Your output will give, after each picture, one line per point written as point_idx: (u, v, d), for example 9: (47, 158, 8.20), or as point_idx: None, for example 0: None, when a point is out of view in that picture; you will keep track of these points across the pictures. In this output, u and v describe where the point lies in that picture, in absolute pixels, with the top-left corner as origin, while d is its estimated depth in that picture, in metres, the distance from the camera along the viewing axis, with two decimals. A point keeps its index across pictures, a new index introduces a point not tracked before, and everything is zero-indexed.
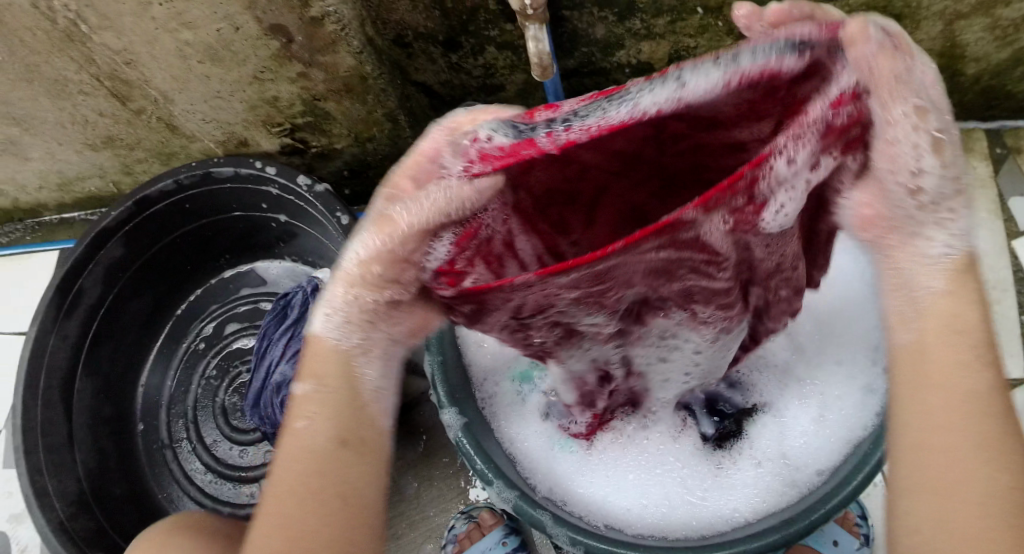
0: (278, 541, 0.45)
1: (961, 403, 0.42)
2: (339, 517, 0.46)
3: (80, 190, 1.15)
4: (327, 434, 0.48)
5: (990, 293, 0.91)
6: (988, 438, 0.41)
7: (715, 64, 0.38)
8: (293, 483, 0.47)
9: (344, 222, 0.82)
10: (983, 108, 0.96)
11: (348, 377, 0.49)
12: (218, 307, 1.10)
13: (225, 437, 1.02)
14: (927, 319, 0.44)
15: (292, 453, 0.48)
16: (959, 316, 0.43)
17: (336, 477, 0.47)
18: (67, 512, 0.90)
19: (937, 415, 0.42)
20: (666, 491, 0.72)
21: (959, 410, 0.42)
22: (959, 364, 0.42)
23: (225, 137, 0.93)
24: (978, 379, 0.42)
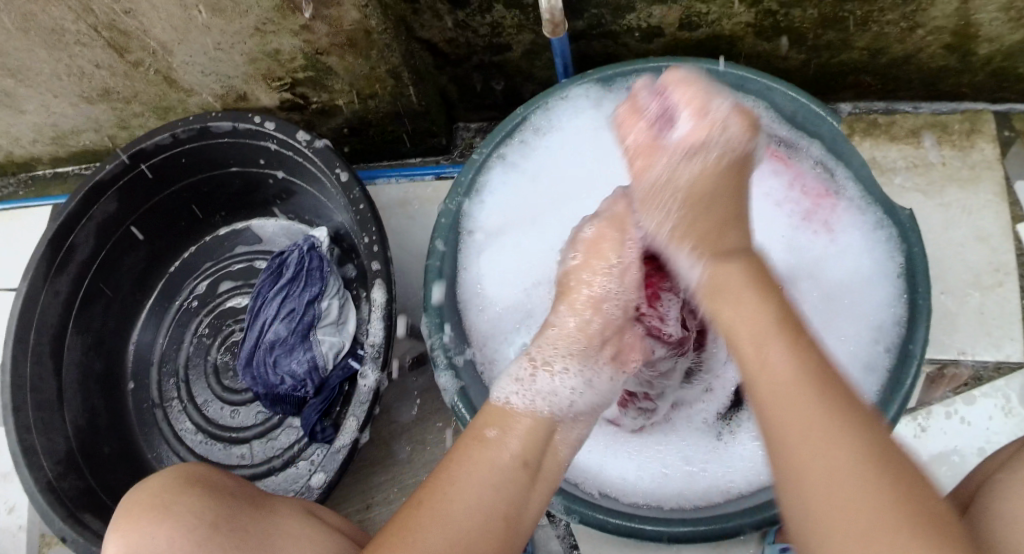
0: (434, 519, 0.49)
1: (780, 396, 0.46)
2: (504, 529, 0.51)
3: (74, 143, 1.13)
4: (516, 453, 0.54)
5: (994, 276, 0.91)
6: (823, 415, 0.43)
7: (629, 139, 0.67)
8: (468, 480, 0.52)
9: (343, 178, 0.79)
10: (993, 89, 0.95)
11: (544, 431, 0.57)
12: (211, 264, 1.08)
13: (216, 397, 1.01)
14: (747, 331, 0.51)
15: (476, 456, 0.54)
16: (757, 334, 0.50)
17: (511, 496, 0.52)
18: (55, 470, 0.89)
19: (781, 423, 0.45)
20: (664, 462, 0.74)
21: (794, 407, 0.45)
22: (765, 352, 0.48)
23: (225, 91, 0.91)
24: (772, 365, 0.47)
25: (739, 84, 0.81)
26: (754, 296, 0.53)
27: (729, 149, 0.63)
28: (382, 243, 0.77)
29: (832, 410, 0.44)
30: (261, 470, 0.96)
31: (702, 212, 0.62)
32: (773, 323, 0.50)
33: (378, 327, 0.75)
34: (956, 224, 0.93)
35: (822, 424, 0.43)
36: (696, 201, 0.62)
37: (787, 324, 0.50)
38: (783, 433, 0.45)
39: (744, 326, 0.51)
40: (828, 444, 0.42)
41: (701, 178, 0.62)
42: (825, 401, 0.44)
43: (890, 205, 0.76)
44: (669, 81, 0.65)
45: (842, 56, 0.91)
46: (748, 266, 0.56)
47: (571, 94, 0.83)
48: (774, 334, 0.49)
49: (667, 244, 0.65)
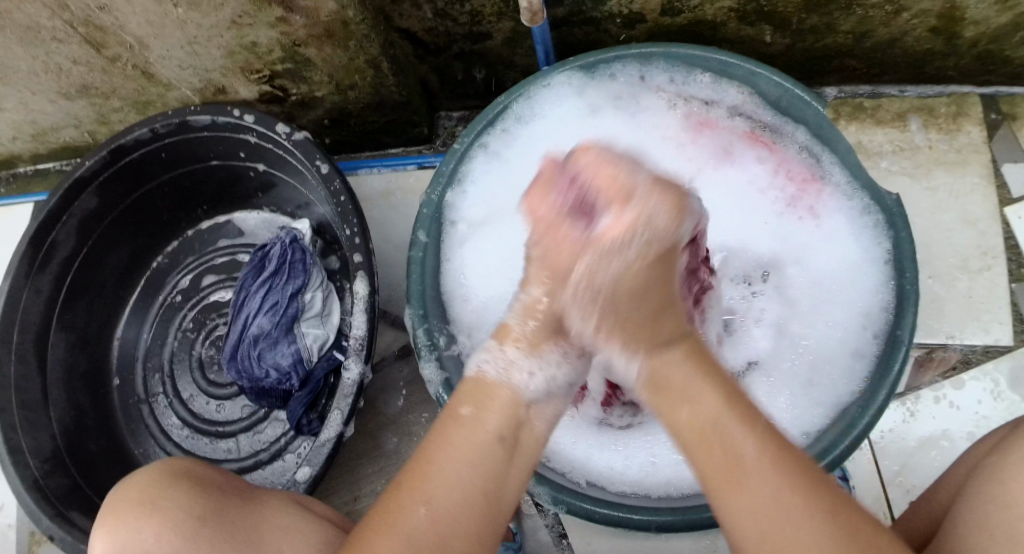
0: (419, 502, 0.49)
1: (748, 484, 0.46)
2: (482, 506, 0.50)
3: (54, 139, 1.12)
4: (493, 430, 0.52)
5: (982, 260, 0.90)
6: (789, 509, 0.45)
7: (526, 201, 0.55)
8: (448, 459, 0.51)
9: (323, 171, 0.79)
10: (980, 73, 0.94)
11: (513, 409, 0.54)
12: (194, 258, 1.07)
13: (201, 391, 1.01)
14: (687, 425, 0.50)
15: (456, 437, 0.52)
16: (689, 399, 0.50)
17: (489, 475, 0.51)
18: (42, 471, 0.88)
19: (744, 515, 0.46)
20: (650, 449, 0.74)
21: (752, 500, 0.46)
22: (711, 431, 0.49)
23: (203, 85, 0.90)
24: (732, 449, 0.48)
25: (723, 69, 0.80)
26: (699, 386, 0.51)
27: (651, 231, 0.51)
28: (363, 234, 0.76)
29: (801, 501, 0.45)
30: (248, 464, 0.96)
31: (622, 308, 0.53)
32: (725, 412, 0.49)
33: (360, 319, 0.75)
34: (944, 208, 0.93)
35: (789, 509, 0.45)
36: (624, 294, 0.52)
37: (741, 413, 0.49)
38: (754, 534, 0.46)
39: (694, 421, 0.50)
40: (794, 529, 0.44)
41: (628, 276, 0.51)
42: (790, 484, 0.46)
43: (877, 190, 0.75)
44: (580, 165, 0.52)
45: (827, 40, 0.90)
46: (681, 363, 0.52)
47: (554, 83, 0.83)
48: (722, 417, 0.49)
49: (591, 344, 0.56)
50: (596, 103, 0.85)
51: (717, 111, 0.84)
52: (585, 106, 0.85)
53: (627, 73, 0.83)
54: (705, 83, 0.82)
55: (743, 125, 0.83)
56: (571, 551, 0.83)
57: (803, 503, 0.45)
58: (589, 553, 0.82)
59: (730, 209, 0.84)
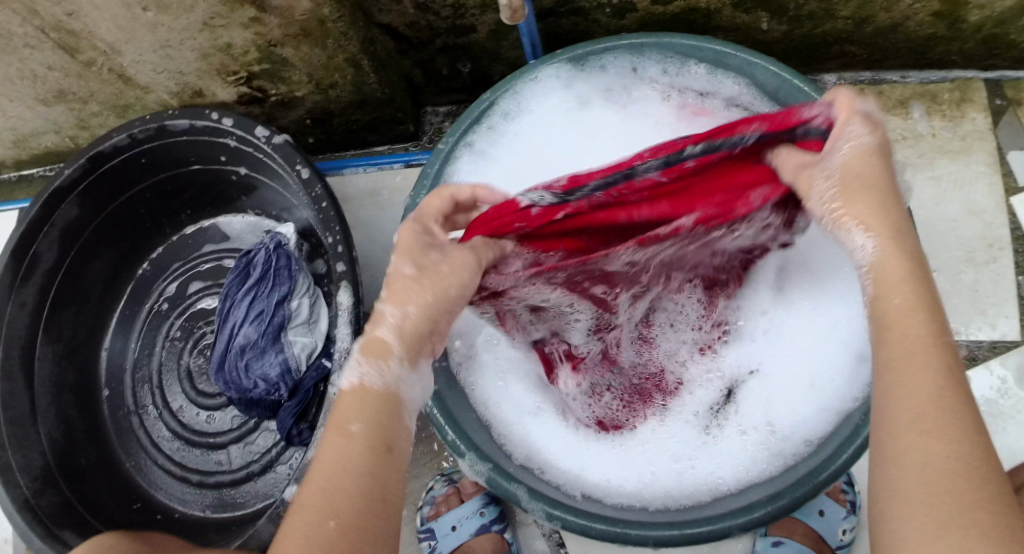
0: (315, 518, 0.45)
1: (906, 369, 0.43)
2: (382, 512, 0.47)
3: (36, 146, 1.09)
4: (378, 437, 0.49)
5: (988, 252, 0.88)
6: (945, 421, 0.41)
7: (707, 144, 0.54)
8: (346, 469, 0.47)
9: (304, 175, 0.76)
10: (984, 57, 0.91)
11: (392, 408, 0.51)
12: (181, 264, 1.05)
13: (191, 402, 0.99)
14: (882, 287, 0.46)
15: (343, 449, 0.48)
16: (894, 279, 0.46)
17: (375, 482, 0.47)
18: (31, 488, 0.87)
19: (903, 394, 0.42)
20: (649, 460, 0.72)
21: (913, 386, 0.42)
22: (907, 310, 0.45)
23: (180, 88, 0.87)
24: (911, 329, 0.44)
25: (718, 59, 0.77)
26: (920, 280, 0.46)
27: (853, 145, 0.50)
28: (347, 243, 0.74)
29: (965, 427, 0.41)
30: (240, 476, 0.95)
31: (859, 193, 0.48)
32: (921, 332, 0.44)
33: (346, 332, 0.73)
34: (948, 198, 0.90)
35: (940, 406, 0.41)
36: (854, 179, 0.49)
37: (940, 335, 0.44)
38: (910, 431, 0.41)
39: (898, 323, 0.45)
40: (947, 438, 0.40)
41: (856, 158, 0.49)
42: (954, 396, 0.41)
43: None
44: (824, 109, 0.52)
45: (826, 25, 0.87)
46: (895, 265, 0.46)
47: (541, 76, 0.80)
48: (924, 293, 0.45)
49: (827, 230, 0.50)
50: (585, 96, 0.83)
51: (710, 100, 0.80)
52: (574, 100, 0.83)
53: (618, 64, 0.81)
54: (702, 74, 0.79)
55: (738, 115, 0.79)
56: None
57: (963, 427, 0.41)
58: None
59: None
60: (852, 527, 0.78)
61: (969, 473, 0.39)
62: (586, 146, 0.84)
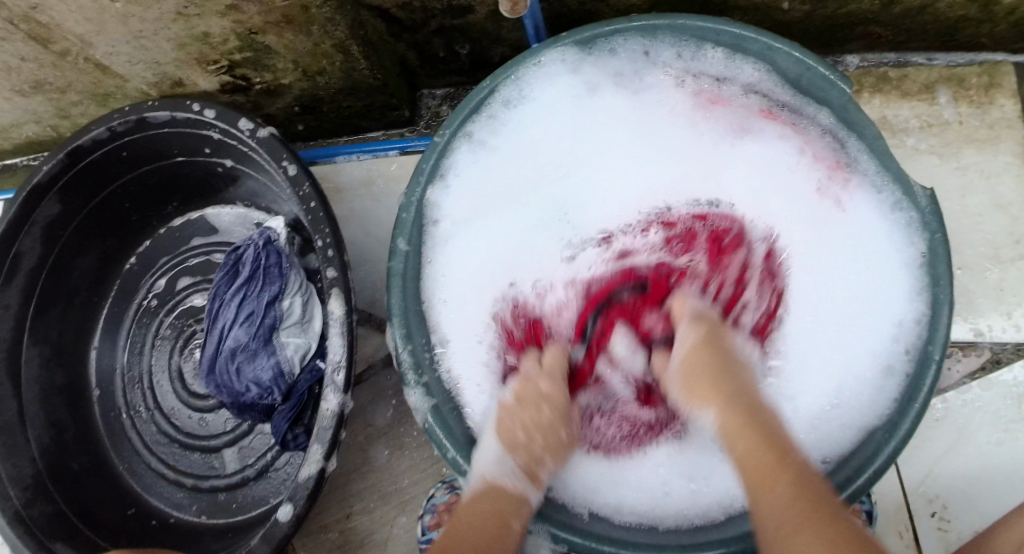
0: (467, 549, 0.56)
1: (765, 497, 0.51)
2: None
3: (17, 136, 1.05)
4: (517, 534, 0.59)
5: (1015, 249, 0.83)
6: (794, 525, 0.48)
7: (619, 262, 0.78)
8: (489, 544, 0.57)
9: (291, 171, 0.72)
10: (1015, 39, 0.85)
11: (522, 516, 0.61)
12: (169, 259, 1.01)
13: (183, 403, 0.96)
14: (729, 436, 0.57)
15: (495, 510, 0.59)
16: (737, 430, 0.56)
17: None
18: (23, 498, 0.84)
19: (771, 510, 0.50)
20: (659, 476, 0.70)
21: (772, 503, 0.50)
22: (749, 440, 0.55)
23: (159, 78, 0.82)
24: (755, 453, 0.54)
25: (736, 44, 0.72)
26: (759, 423, 0.56)
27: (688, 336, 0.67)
28: (337, 245, 0.70)
29: (807, 522, 0.47)
30: (235, 480, 0.92)
31: (698, 375, 0.62)
32: (760, 466, 0.53)
33: (338, 344, 0.68)
34: (974, 190, 0.85)
35: (791, 512, 0.49)
36: (694, 359, 0.64)
37: (781, 460, 0.52)
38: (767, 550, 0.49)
39: (747, 465, 0.54)
40: (795, 538, 0.47)
41: (691, 353, 0.65)
42: (800, 499, 0.49)
43: (908, 185, 0.68)
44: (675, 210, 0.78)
45: (849, 6, 0.82)
46: (731, 421, 0.57)
47: (546, 60, 0.74)
48: (763, 431, 0.55)
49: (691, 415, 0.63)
50: (594, 81, 0.77)
51: (728, 87, 0.76)
52: (582, 86, 0.77)
53: (629, 48, 0.75)
54: (718, 58, 0.74)
55: (758, 104, 0.76)
56: None
57: (819, 517, 0.48)
58: None
59: (761, 191, 0.77)
60: None
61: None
62: (590, 135, 0.80)
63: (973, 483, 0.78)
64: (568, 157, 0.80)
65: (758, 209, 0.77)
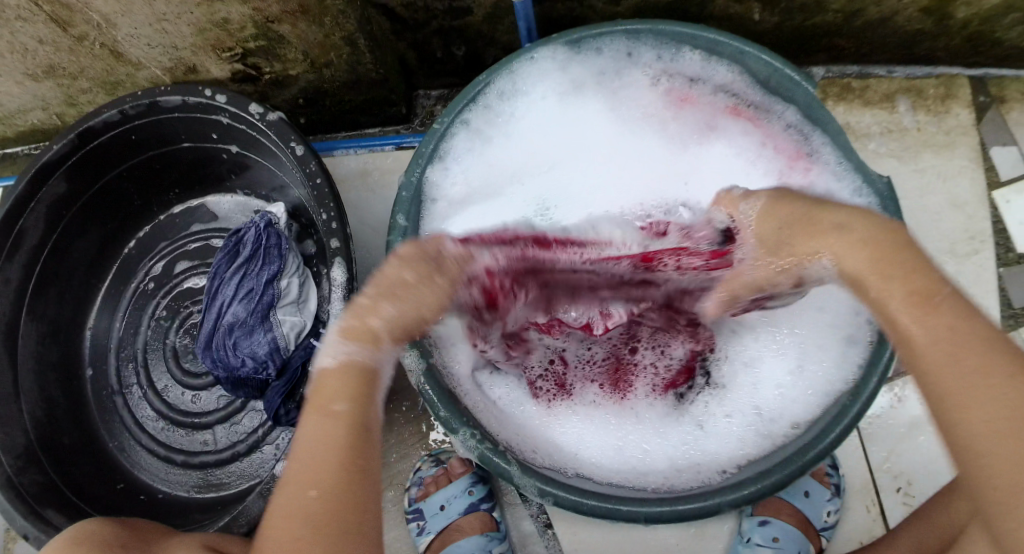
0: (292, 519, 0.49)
1: (945, 331, 0.47)
2: (360, 484, 0.50)
3: (22, 122, 1.04)
4: (347, 420, 0.50)
5: (969, 244, 0.90)
6: (983, 361, 0.45)
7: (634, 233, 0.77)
8: (330, 453, 0.49)
9: (299, 153, 0.73)
10: (969, 54, 0.93)
11: (364, 392, 0.52)
12: (167, 244, 1.00)
13: (176, 382, 0.94)
14: (866, 265, 0.51)
15: (315, 431, 0.50)
16: (890, 254, 0.51)
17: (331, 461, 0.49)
18: (14, 465, 0.83)
19: (933, 348, 0.47)
20: (644, 444, 0.72)
21: (957, 340, 0.46)
22: (909, 270, 0.49)
23: (173, 64, 0.86)
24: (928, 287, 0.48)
25: (712, 47, 0.76)
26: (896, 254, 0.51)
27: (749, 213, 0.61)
28: (341, 219, 0.71)
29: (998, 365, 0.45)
30: (226, 456, 0.91)
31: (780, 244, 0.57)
32: (909, 304, 0.48)
33: (338, 308, 0.71)
34: (930, 191, 0.92)
35: (975, 351, 0.46)
36: (772, 234, 0.58)
37: (930, 293, 0.48)
38: (940, 389, 0.46)
39: (890, 307, 0.49)
40: (988, 391, 0.45)
41: (762, 224, 0.59)
42: (988, 338, 0.47)
43: (867, 172, 0.72)
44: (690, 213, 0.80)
45: (817, 18, 0.88)
46: (858, 256, 0.52)
47: (539, 57, 0.77)
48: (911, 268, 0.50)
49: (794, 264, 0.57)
50: (580, 81, 0.81)
51: (699, 87, 0.80)
52: (570, 84, 0.81)
53: (614, 48, 0.78)
54: (695, 60, 0.78)
55: (725, 101, 0.80)
56: (556, 541, 0.80)
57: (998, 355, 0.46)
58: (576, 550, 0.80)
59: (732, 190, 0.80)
60: (836, 509, 0.80)
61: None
62: (576, 128, 0.83)
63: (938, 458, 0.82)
64: (555, 150, 0.83)
65: None
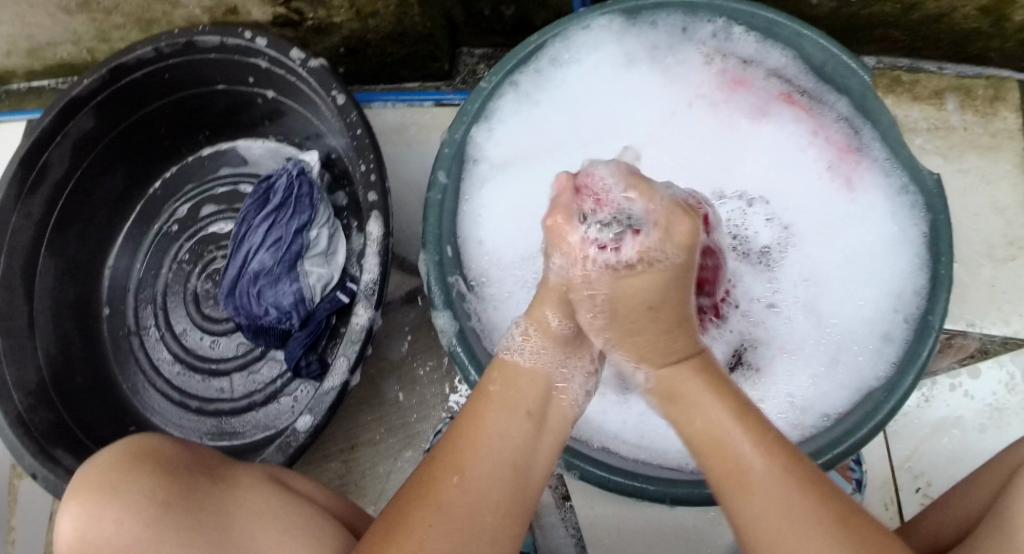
0: (428, 505, 0.46)
1: (761, 497, 0.47)
2: (512, 479, 0.49)
3: (50, 55, 1.02)
4: (524, 403, 0.52)
5: (1007, 249, 0.88)
6: (814, 518, 0.45)
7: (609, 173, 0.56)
8: (489, 438, 0.49)
9: (340, 100, 0.71)
10: (1022, 56, 0.90)
11: (545, 395, 0.53)
12: (194, 186, 0.98)
13: (195, 326, 0.93)
14: (670, 401, 0.54)
15: (490, 413, 0.51)
16: (688, 395, 0.52)
17: (513, 456, 0.49)
18: (25, 404, 0.81)
19: (751, 515, 0.47)
20: None
21: (773, 507, 0.46)
22: (710, 421, 0.50)
23: (214, 3, 0.84)
24: (708, 408, 0.51)
25: (768, 28, 0.73)
26: (707, 396, 0.52)
27: (671, 260, 0.52)
28: (380, 171, 0.69)
29: (792, 525, 0.45)
30: (242, 406, 0.90)
31: (628, 325, 0.54)
32: (731, 419, 0.50)
33: (373, 262, 0.69)
34: (973, 192, 0.89)
35: (823, 549, 0.44)
36: (625, 306, 0.53)
37: (743, 414, 0.50)
38: (748, 525, 0.47)
39: (700, 425, 0.51)
40: (786, 529, 0.45)
41: (627, 287, 0.52)
42: (814, 504, 0.46)
43: (917, 168, 0.70)
44: (565, 215, 0.55)
45: (873, 7, 0.86)
46: (693, 373, 0.53)
47: (594, 25, 0.75)
48: (733, 431, 0.49)
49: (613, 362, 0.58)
50: (634, 52, 0.78)
51: (753, 69, 0.77)
52: (623, 56, 0.78)
53: (670, 22, 0.76)
54: (750, 42, 0.75)
55: (778, 88, 0.77)
56: (573, 515, 0.79)
57: (825, 515, 0.45)
58: (592, 519, 0.79)
59: (777, 175, 0.77)
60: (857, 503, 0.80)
61: None
62: (626, 104, 0.79)
63: (955, 461, 0.82)
64: (603, 121, 0.79)
65: (783, 185, 0.77)
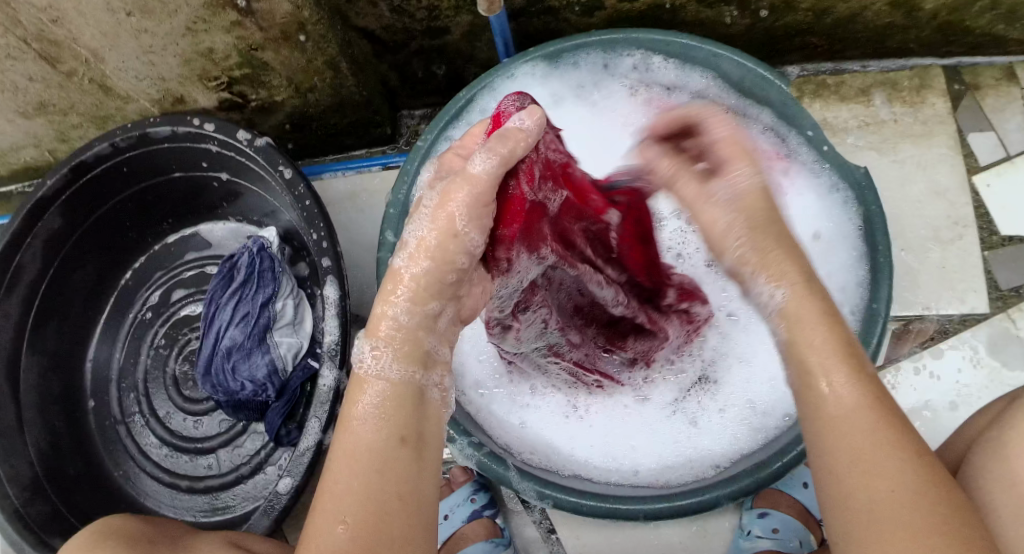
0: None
1: (850, 422, 0.46)
2: (400, 510, 0.46)
3: (14, 161, 1.05)
4: (387, 430, 0.48)
5: (953, 229, 0.90)
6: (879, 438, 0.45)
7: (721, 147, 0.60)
8: (357, 476, 0.46)
9: (288, 175, 0.75)
10: (940, 44, 0.93)
11: (407, 405, 0.49)
12: (163, 274, 1.00)
13: (178, 408, 0.95)
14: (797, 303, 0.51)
15: (353, 449, 0.47)
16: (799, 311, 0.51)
17: (390, 487, 0.46)
18: (21, 497, 0.83)
19: (842, 431, 0.46)
20: (646, 441, 0.74)
21: (859, 432, 0.46)
22: (821, 341, 0.49)
23: (161, 95, 0.88)
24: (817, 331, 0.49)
25: (684, 54, 0.77)
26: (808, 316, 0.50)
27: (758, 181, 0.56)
28: (331, 238, 0.73)
29: (876, 449, 0.45)
30: (230, 480, 0.91)
31: (760, 225, 0.54)
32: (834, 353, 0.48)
33: (333, 326, 0.72)
34: (912, 180, 0.92)
35: (898, 485, 0.44)
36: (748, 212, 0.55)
37: (851, 361, 0.48)
38: (840, 448, 0.46)
39: (807, 343, 0.49)
40: (875, 479, 0.44)
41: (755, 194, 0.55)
42: (890, 437, 0.45)
43: (844, 166, 0.73)
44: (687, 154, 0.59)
45: (787, 18, 0.89)
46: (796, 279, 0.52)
47: (517, 74, 0.78)
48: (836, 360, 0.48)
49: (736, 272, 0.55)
50: (559, 93, 0.82)
51: (677, 94, 0.80)
52: (550, 97, 0.81)
53: (589, 61, 0.79)
54: (670, 69, 0.79)
55: None
56: (561, 546, 0.81)
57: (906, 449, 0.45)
58: (581, 548, 0.80)
59: None
60: None
61: (895, 500, 0.43)
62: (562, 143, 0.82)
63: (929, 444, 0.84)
64: None
65: None
